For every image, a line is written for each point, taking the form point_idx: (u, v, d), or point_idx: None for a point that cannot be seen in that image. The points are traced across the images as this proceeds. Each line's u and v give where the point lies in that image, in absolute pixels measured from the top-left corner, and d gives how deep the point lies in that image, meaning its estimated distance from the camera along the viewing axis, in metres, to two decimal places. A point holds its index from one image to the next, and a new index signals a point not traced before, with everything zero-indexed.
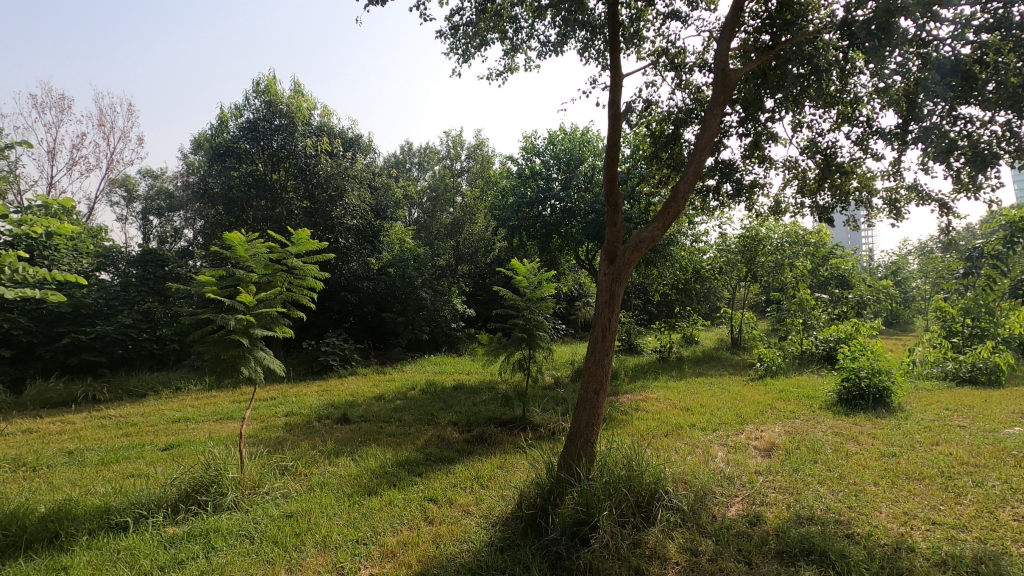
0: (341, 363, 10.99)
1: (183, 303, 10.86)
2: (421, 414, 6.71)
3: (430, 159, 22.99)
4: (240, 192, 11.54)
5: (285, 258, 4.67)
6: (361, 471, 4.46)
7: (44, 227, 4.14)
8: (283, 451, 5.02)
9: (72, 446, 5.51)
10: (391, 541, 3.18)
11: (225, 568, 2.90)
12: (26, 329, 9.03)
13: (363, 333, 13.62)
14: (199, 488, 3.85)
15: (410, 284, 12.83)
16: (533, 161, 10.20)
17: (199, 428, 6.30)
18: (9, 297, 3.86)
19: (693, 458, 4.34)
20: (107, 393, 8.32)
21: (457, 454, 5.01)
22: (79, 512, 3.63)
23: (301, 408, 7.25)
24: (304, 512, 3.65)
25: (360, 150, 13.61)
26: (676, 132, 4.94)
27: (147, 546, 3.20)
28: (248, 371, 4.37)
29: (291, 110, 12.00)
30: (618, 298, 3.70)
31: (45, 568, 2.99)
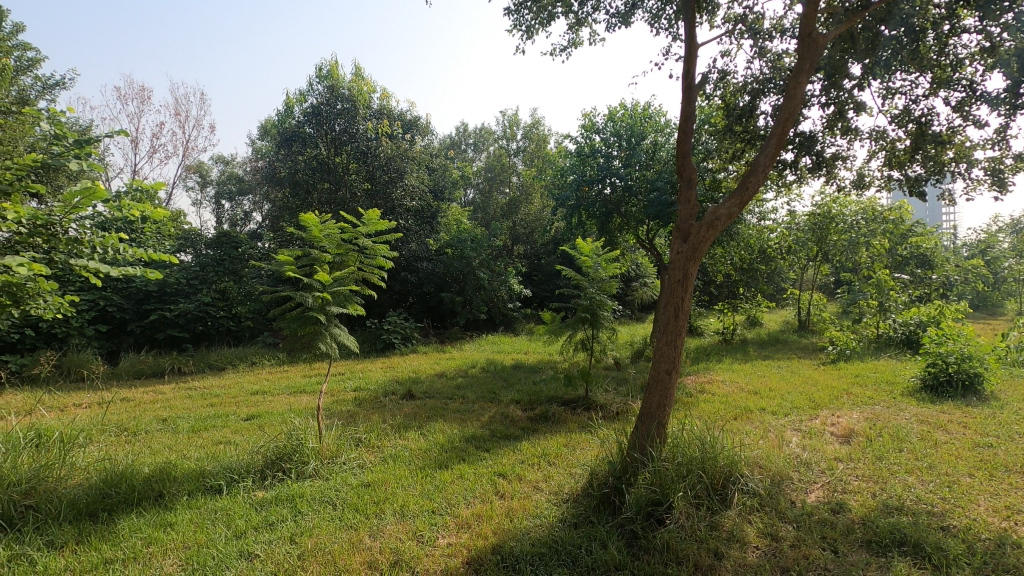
0: (403, 341, 11.31)
1: (256, 282, 11.46)
2: (483, 392, 6.83)
3: (486, 140, 23.12)
4: (305, 175, 11.89)
5: (356, 238, 4.80)
6: (430, 445, 4.60)
7: (140, 212, 4.45)
8: (356, 424, 5.24)
9: (167, 414, 5.97)
10: (465, 512, 3.27)
11: (312, 531, 3.06)
12: (119, 307, 9.79)
13: (422, 313, 13.92)
14: (282, 456, 4.09)
15: (467, 264, 13.03)
16: (592, 139, 9.99)
17: (276, 400, 6.66)
18: (112, 276, 4.18)
19: (767, 443, 4.21)
20: (190, 366, 8.93)
21: (522, 432, 5.08)
22: (178, 474, 3.93)
23: (367, 383, 7.53)
24: (381, 482, 3.80)
25: (419, 132, 13.78)
26: (752, 104, 4.70)
27: (240, 508, 3.42)
28: (325, 346, 4.55)
29: (353, 94, 12.26)
30: (693, 277, 3.57)
31: (153, 524, 3.25)
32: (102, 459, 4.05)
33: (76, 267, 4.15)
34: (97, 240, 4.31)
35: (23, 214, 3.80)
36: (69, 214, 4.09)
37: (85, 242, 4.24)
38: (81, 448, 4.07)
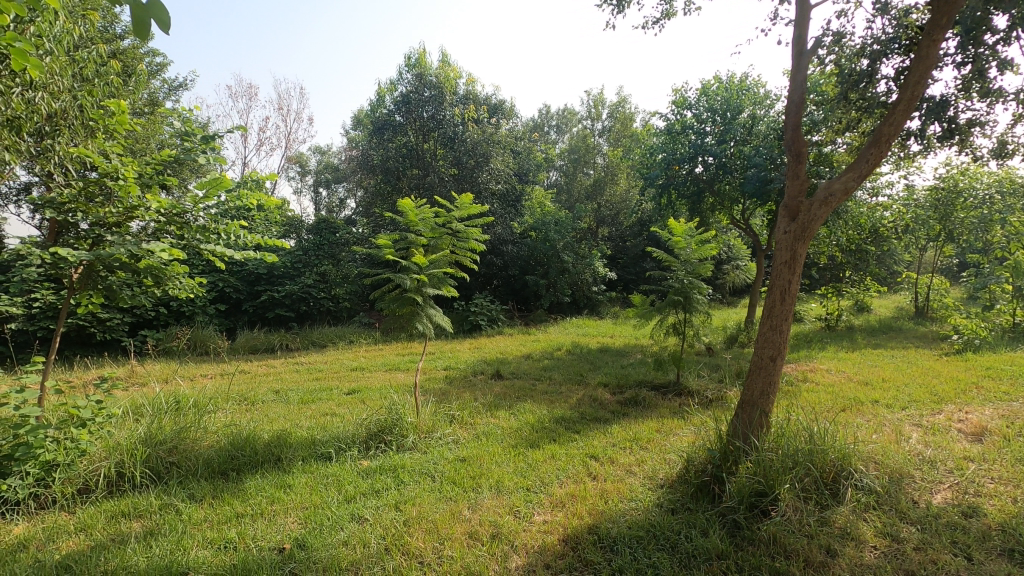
0: (489, 323, 11.58)
1: (352, 265, 12.14)
2: (570, 374, 6.86)
3: (569, 121, 22.93)
4: (396, 162, 12.36)
5: (450, 222, 4.94)
6: (521, 425, 4.69)
7: (256, 200, 4.84)
8: (449, 401, 5.43)
9: (279, 386, 6.52)
10: (559, 492, 3.31)
11: (415, 500, 3.24)
12: (236, 288, 10.76)
13: (507, 295, 14.15)
14: (384, 429, 4.34)
15: (552, 247, 13.09)
16: (683, 115, 9.56)
17: (373, 377, 7.07)
18: (234, 260, 4.58)
19: (882, 437, 3.90)
20: (297, 343, 9.66)
21: (612, 415, 5.04)
22: (293, 442, 4.28)
23: (457, 363, 7.80)
24: (476, 457, 3.94)
25: (504, 116, 13.84)
26: (872, 68, 4.26)
27: (349, 475, 3.68)
28: (421, 326, 4.75)
29: (440, 81, 12.49)
30: (801, 258, 3.34)
31: (275, 484, 3.57)
32: (229, 425, 4.50)
33: (205, 251, 4.60)
34: (221, 228, 4.75)
35: (162, 205, 4.31)
36: (197, 204, 4.55)
37: (211, 229, 4.68)
38: (211, 414, 4.55)
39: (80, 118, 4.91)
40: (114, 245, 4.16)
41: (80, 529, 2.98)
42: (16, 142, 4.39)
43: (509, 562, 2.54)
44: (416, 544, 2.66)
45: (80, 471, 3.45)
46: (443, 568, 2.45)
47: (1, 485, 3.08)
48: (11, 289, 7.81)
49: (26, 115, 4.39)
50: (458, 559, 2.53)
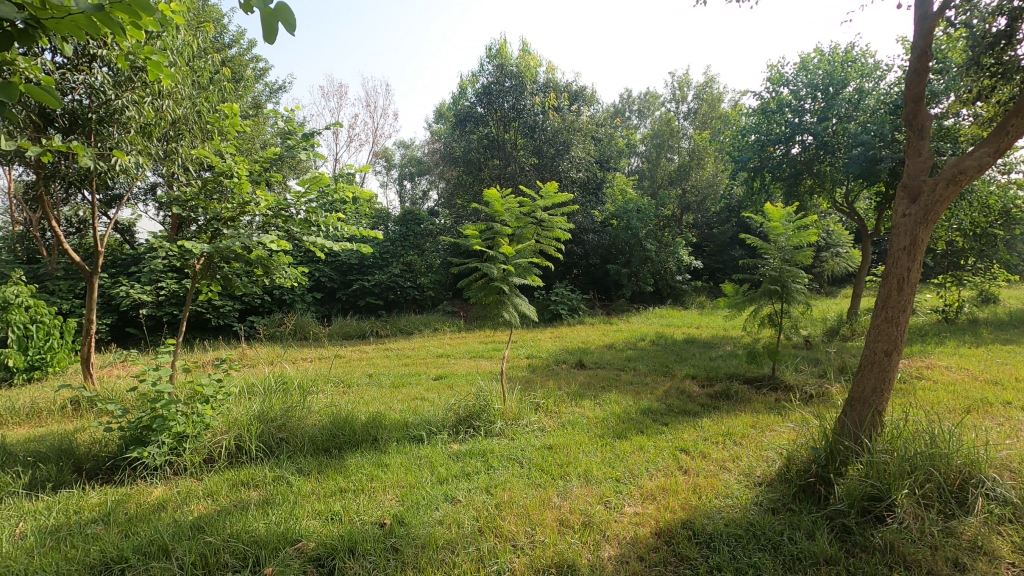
0: (570, 312, 11.55)
1: (435, 255, 12.53)
2: (656, 365, 6.70)
3: (652, 105, 22.28)
4: (478, 153, 12.56)
5: (534, 211, 4.97)
6: (606, 415, 4.65)
7: (351, 193, 5.09)
8: (534, 389, 5.49)
9: (372, 371, 6.88)
10: (650, 484, 3.25)
11: (505, 484, 3.30)
12: (331, 278, 11.46)
13: (587, 284, 14.03)
14: (472, 414, 4.47)
15: (634, 236, 12.81)
16: (779, 93, 8.98)
17: (459, 363, 7.27)
18: (333, 251, 4.85)
19: (1018, 443, 3.48)
20: (386, 330, 10.13)
21: (702, 408, 4.87)
22: (387, 423, 4.51)
23: (540, 352, 7.85)
24: (562, 446, 3.95)
25: (585, 103, 13.67)
26: (1012, 28, 3.78)
27: (441, 457, 3.81)
28: (507, 314, 4.81)
29: (521, 70, 12.51)
30: (924, 244, 3.02)
31: (373, 463, 3.78)
32: (330, 405, 4.81)
33: (307, 243, 4.92)
34: (321, 220, 5.05)
35: (270, 200, 4.67)
36: (299, 198, 4.88)
37: (311, 222, 4.99)
38: (314, 395, 4.88)
39: (199, 122, 5.39)
40: (230, 238, 4.54)
41: (207, 495, 3.31)
42: (147, 147, 4.90)
43: (601, 551, 2.53)
44: (509, 527, 2.72)
45: (206, 442, 3.83)
46: (536, 553, 2.48)
47: (143, 452, 3.50)
48: (143, 278, 8.82)
49: (155, 121, 4.88)
50: (550, 545, 2.55)
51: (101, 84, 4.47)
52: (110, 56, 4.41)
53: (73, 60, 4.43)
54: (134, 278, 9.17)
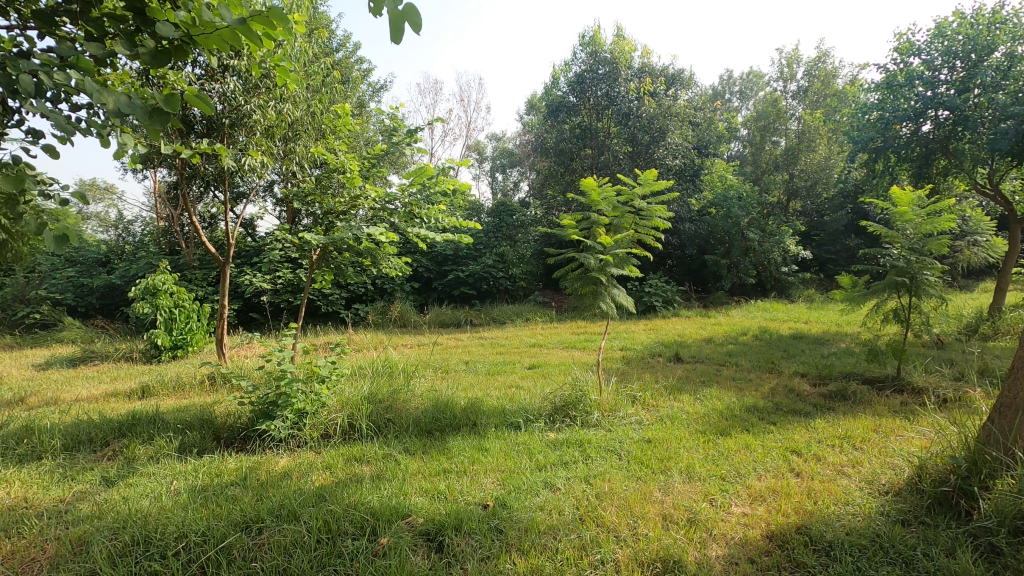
0: (664, 304, 11.23)
1: (526, 246, 12.66)
2: (760, 361, 6.35)
3: (755, 84, 20.96)
4: (570, 143, 12.51)
5: (633, 200, 4.87)
6: (708, 411, 4.48)
7: (452, 185, 5.25)
8: (630, 381, 5.41)
9: (468, 358, 7.10)
10: (758, 485, 3.09)
11: (604, 475, 3.29)
12: (428, 268, 11.96)
13: (683, 276, 13.55)
14: (569, 404, 4.49)
15: (735, 224, 12.16)
16: (907, 64, 8.11)
17: (552, 353, 7.31)
18: (436, 241, 5.05)
19: None
20: (480, 319, 10.40)
21: (814, 408, 4.56)
22: (485, 409, 4.64)
23: (634, 344, 7.71)
24: (662, 440, 3.86)
25: (682, 87, 13.15)
26: None
27: (538, 444, 3.87)
28: (605, 305, 4.76)
29: (615, 56, 12.27)
30: None
31: (474, 446, 3.91)
32: (432, 389, 5.04)
33: (412, 234, 5.15)
34: (423, 212, 5.27)
35: (378, 194, 4.95)
36: (405, 191, 5.12)
37: (415, 214, 5.22)
38: (416, 379, 5.13)
39: (315, 123, 5.82)
40: (344, 230, 4.88)
41: (325, 467, 3.59)
42: (271, 147, 5.37)
43: (708, 550, 2.46)
44: (610, 518, 2.71)
45: (322, 419, 4.16)
46: (640, 546, 2.46)
47: (270, 425, 3.87)
48: (263, 268, 9.70)
49: (277, 123, 5.32)
50: (654, 539, 2.51)
51: (234, 92, 4.95)
52: (240, 66, 4.86)
53: (209, 71, 4.92)
54: (256, 268, 10.10)
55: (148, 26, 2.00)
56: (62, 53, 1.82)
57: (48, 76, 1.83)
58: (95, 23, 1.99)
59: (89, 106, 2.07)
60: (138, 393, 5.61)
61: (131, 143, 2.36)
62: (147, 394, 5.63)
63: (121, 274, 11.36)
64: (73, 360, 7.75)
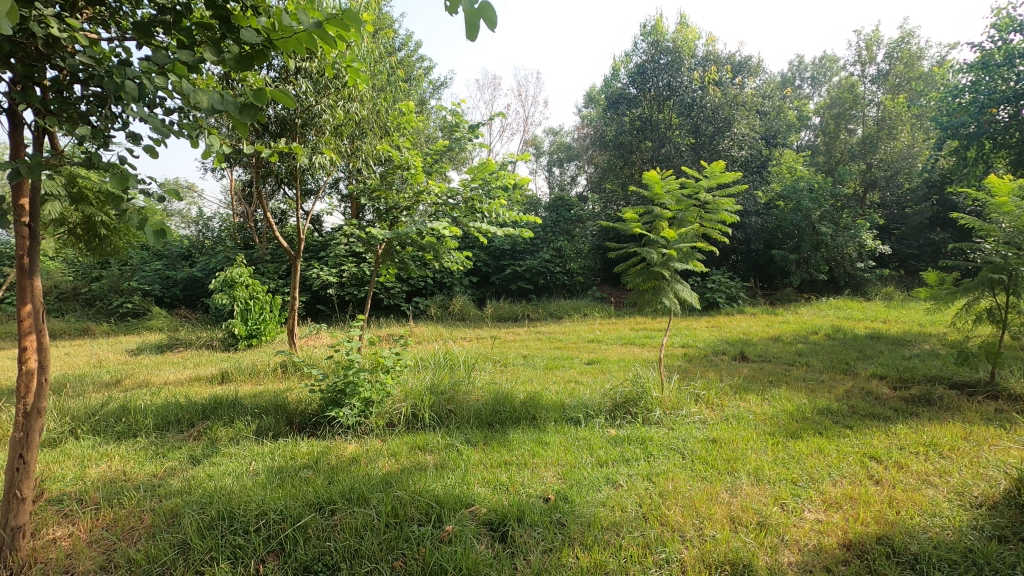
0: (727, 301, 10.87)
1: (584, 241, 12.56)
2: (834, 361, 6.04)
3: (829, 70, 19.87)
4: (630, 136, 12.31)
5: (698, 193, 4.72)
6: (777, 412, 4.31)
7: (513, 179, 5.27)
8: (693, 379, 5.28)
9: (526, 352, 7.14)
10: (833, 491, 2.95)
11: (667, 474, 3.22)
12: (486, 262, 12.09)
13: (748, 271, 13.05)
14: (630, 400, 4.43)
15: (805, 218, 11.57)
16: (1006, 42, 7.46)
17: (610, 349, 7.23)
18: (498, 236, 5.08)
19: None
20: (537, 314, 10.42)
21: (894, 412, 4.29)
22: (545, 402, 4.66)
23: (695, 341, 7.51)
24: (727, 440, 3.74)
25: (750, 74, 12.63)
26: None
27: (599, 440, 3.84)
28: (668, 301, 4.65)
29: (678, 46, 11.94)
30: None
31: (534, 440, 3.93)
32: (492, 382, 5.11)
33: (473, 228, 5.21)
34: (484, 207, 5.31)
35: (441, 188, 5.05)
36: (466, 186, 5.19)
37: (476, 208, 5.27)
38: (476, 372, 5.21)
39: (380, 121, 5.99)
40: (408, 225, 5.01)
41: (391, 454, 3.71)
42: (339, 145, 5.57)
43: (780, 556, 2.37)
44: (675, 517, 2.66)
45: (387, 408, 4.30)
46: (706, 547, 2.40)
47: (339, 412, 4.04)
48: (330, 262, 10.12)
49: (346, 122, 5.52)
50: (723, 541, 2.45)
51: (305, 93, 5.17)
52: (313, 68, 5.08)
53: (284, 74, 5.14)
54: (323, 262, 10.54)
55: (233, 32, 2.11)
56: (158, 61, 1.95)
57: (149, 81, 1.97)
58: (186, 31, 2.13)
59: (182, 109, 2.21)
60: (218, 378, 5.99)
61: (217, 143, 2.51)
62: (227, 379, 6.02)
63: (202, 267, 12.13)
64: (161, 347, 8.37)
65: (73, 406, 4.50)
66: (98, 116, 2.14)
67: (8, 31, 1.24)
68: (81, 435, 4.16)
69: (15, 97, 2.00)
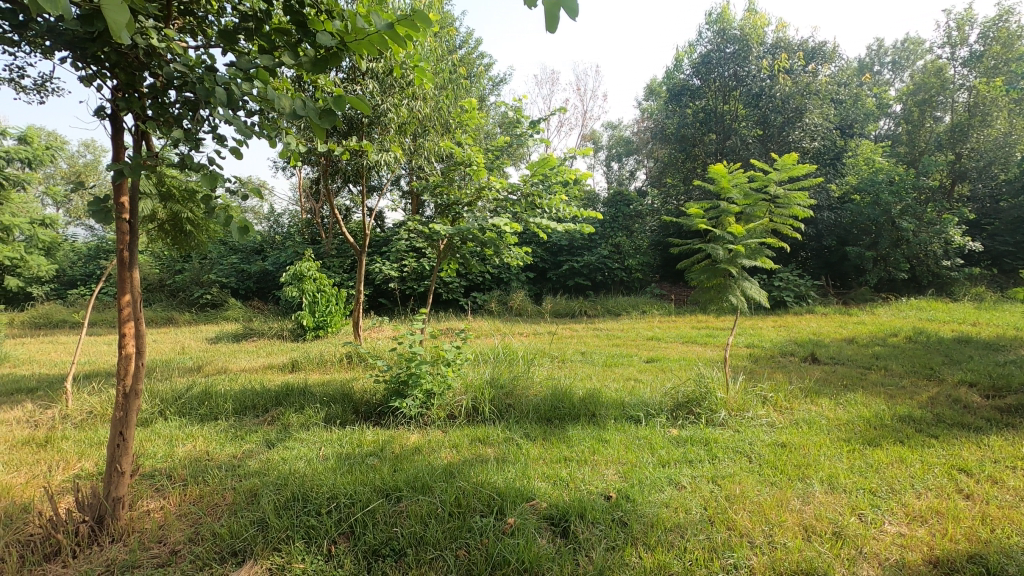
0: (796, 300, 10.38)
1: (643, 237, 12.33)
2: (916, 366, 5.64)
3: (913, 53, 18.53)
4: (692, 128, 12.02)
5: (768, 186, 4.53)
6: (852, 417, 4.08)
7: (574, 174, 5.22)
8: (761, 381, 5.07)
9: (584, 348, 7.10)
10: (918, 504, 2.76)
11: (734, 478, 3.12)
12: (543, 258, 12.09)
13: (819, 269, 12.40)
14: (693, 400, 4.32)
15: (884, 212, 10.85)
16: None
17: (671, 347, 7.07)
18: (557, 231, 5.04)
19: None
20: (595, 310, 10.33)
21: (987, 422, 3.97)
22: (604, 400, 4.61)
23: (761, 341, 7.22)
24: (798, 445, 3.58)
25: (824, 61, 11.97)
26: None
27: (661, 440, 3.77)
28: (734, 299, 4.48)
29: (746, 33, 11.50)
30: None
31: (594, 437, 3.90)
32: (550, 378, 5.11)
33: (533, 224, 5.21)
34: (545, 202, 5.29)
35: (503, 183, 5.08)
36: (527, 182, 5.20)
37: (537, 204, 5.26)
38: (535, 367, 5.23)
39: (442, 118, 6.10)
40: (470, 220, 5.07)
41: (452, 446, 3.79)
42: (403, 143, 5.71)
43: (858, 569, 2.25)
44: (743, 522, 2.57)
45: (448, 401, 4.39)
46: (777, 555, 2.31)
47: (402, 403, 4.16)
48: (392, 257, 10.41)
49: (410, 120, 5.65)
50: (795, 550, 2.35)
51: (372, 93, 5.33)
52: (380, 69, 5.24)
53: (352, 75, 5.33)
54: (385, 257, 10.86)
55: (308, 35, 2.19)
56: (244, 66, 2.07)
57: (236, 86, 2.10)
58: (266, 37, 2.25)
59: (263, 111, 2.33)
60: (289, 366, 6.30)
61: (294, 142, 2.64)
62: (297, 368, 6.32)
63: (274, 261, 12.77)
64: (237, 336, 8.89)
65: (161, 389, 4.86)
66: (190, 119, 2.29)
67: (127, 42, 1.27)
68: (169, 415, 4.48)
69: (118, 103, 2.18)
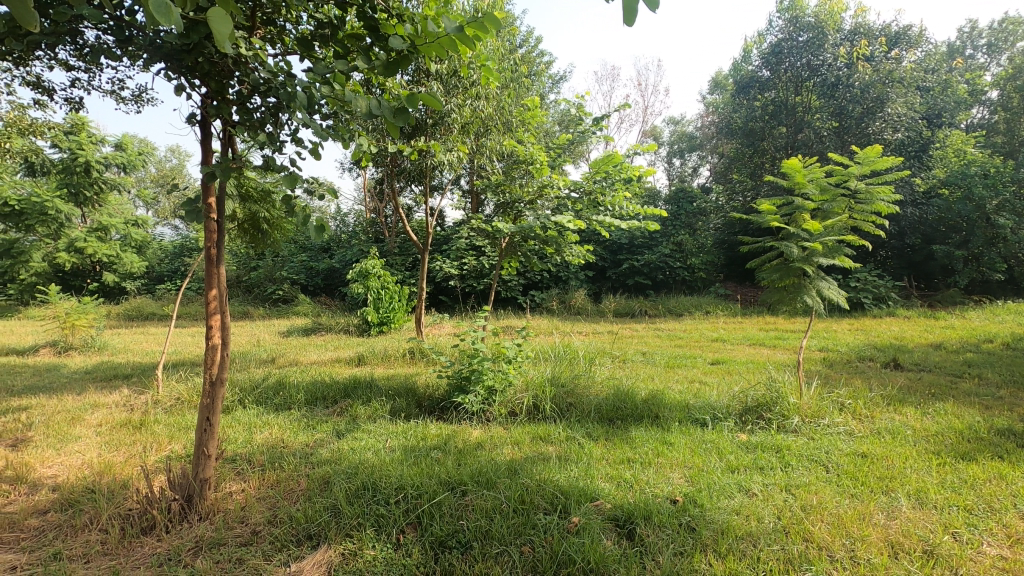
0: (875, 302, 9.77)
1: (706, 235, 11.95)
2: (1016, 375, 5.18)
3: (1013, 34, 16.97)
4: (761, 122, 11.53)
5: (848, 180, 4.28)
6: (942, 428, 3.79)
7: (638, 170, 5.13)
8: (837, 387, 4.80)
9: (645, 349, 6.96)
10: (1021, 525, 2.53)
11: (810, 487, 2.97)
12: (602, 256, 11.95)
13: (902, 269, 11.60)
14: (763, 405, 4.16)
15: (978, 208, 10.01)
16: None
17: (737, 349, 6.82)
18: (620, 228, 4.97)
19: None
20: (655, 310, 10.12)
21: None
22: (667, 401, 4.51)
23: (836, 344, 6.84)
24: (881, 456, 3.37)
25: (910, 46, 11.17)
26: None
27: (729, 444, 3.65)
28: (810, 300, 4.26)
29: (821, 20, 10.88)
30: None
31: (658, 439, 3.82)
32: (612, 377, 5.05)
33: (595, 221, 5.16)
34: (607, 200, 5.22)
35: (565, 181, 5.06)
36: (589, 179, 5.16)
37: (599, 202, 5.21)
38: (596, 366, 5.18)
39: (504, 117, 6.13)
40: (532, 219, 5.09)
41: (514, 443, 3.81)
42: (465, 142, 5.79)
43: None
44: (821, 534, 2.45)
45: (509, 398, 4.42)
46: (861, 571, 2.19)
47: (464, 398, 4.22)
48: (452, 255, 10.60)
49: (473, 120, 5.73)
50: (881, 568, 2.22)
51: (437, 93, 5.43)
52: (444, 70, 5.35)
53: (417, 77, 5.46)
54: (446, 255, 11.07)
55: (381, 39, 2.26)
56: (321, 71, 2.16)
57: (314, 90, 2.19)
58: (341, 41, 2.34)
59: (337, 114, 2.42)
60: (356, 360, 6.54)
61: (366, 144, 2.73)
62: (363, 361, 6.56)
63: (340, 259, 13.29)
64: (306, 330, 9.33)
65: (240, 379, 5.17)
66: (272, 124, 2.41)
67: (230, 49, 1.36)
68: (248, 404, 4.76)
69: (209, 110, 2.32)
